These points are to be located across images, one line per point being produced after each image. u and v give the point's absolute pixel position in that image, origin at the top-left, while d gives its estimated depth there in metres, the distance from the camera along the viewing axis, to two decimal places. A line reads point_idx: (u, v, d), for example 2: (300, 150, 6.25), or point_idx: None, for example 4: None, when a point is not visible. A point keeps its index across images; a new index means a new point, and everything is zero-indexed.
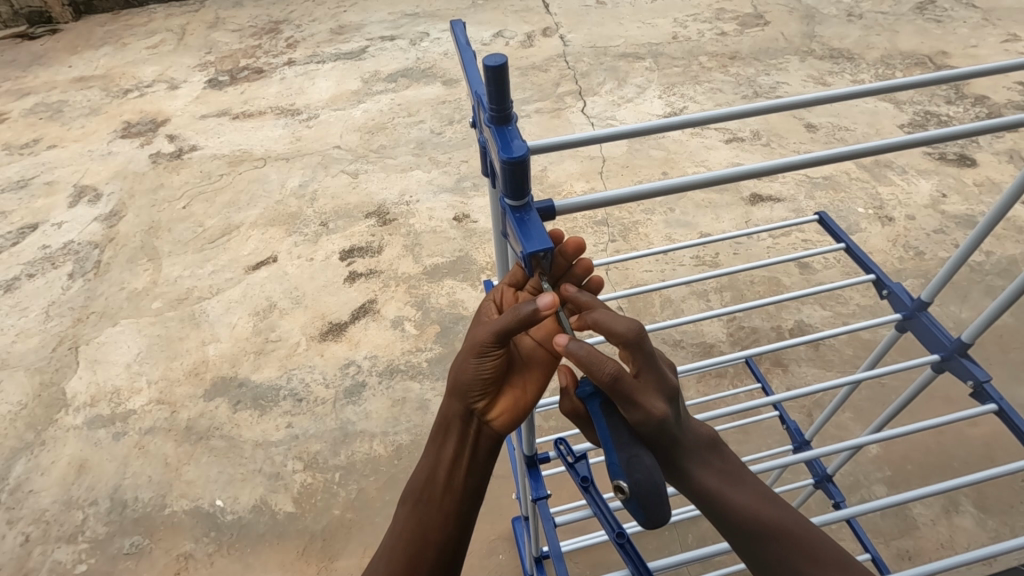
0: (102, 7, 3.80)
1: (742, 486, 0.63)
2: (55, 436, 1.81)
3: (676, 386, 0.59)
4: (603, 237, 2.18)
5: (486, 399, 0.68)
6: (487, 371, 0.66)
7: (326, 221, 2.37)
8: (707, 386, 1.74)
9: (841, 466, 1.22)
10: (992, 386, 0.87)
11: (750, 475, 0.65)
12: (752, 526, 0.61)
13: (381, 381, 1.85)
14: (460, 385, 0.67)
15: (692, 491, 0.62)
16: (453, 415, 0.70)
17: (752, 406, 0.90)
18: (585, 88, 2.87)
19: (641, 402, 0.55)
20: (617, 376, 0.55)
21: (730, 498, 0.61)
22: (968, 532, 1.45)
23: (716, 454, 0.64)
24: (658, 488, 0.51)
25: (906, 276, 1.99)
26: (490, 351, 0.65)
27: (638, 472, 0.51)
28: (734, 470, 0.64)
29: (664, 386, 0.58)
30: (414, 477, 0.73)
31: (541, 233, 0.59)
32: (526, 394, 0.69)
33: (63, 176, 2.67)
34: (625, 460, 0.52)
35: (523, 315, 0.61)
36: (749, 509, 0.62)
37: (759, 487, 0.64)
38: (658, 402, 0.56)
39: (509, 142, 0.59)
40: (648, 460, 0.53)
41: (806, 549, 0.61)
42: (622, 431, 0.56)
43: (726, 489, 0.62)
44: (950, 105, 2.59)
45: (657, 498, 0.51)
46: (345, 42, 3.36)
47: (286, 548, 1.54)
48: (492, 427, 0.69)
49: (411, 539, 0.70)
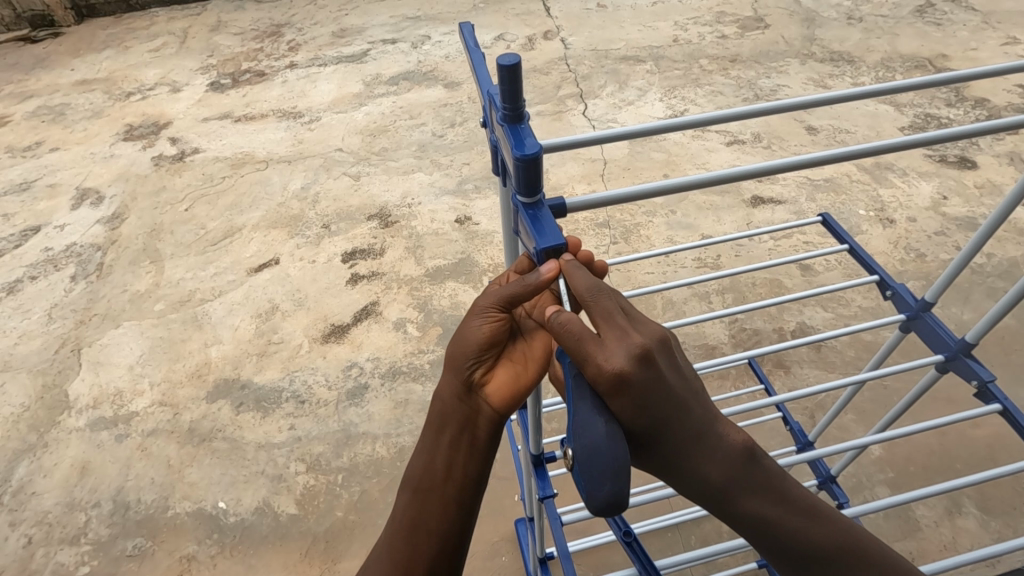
0: (104, 11, 3.82)
1: (785, 500, 0.58)
2: (58, 438, 1.81)
3: (646, 347, 0.52)
4: (604, 239, 2.19)
5: (483, 370, 0.69)
6: (484, 337, 0.66)
7: (327, 224, 2.37)
8: (709, 387, 1.74)
9: (844, 467, 1.22)
10: (996, 386, 0.87)
11: (793, 480, 0.59)
12: (794, 546, 0.58)
13: (383, 382, 1.86)
14: (458, 356, 0.68)
15: (730, 512, 0.57)
16: (450, 392, 0.69)
17: (756, 406, 0.89)
18: (586, 91, 2.88)
19: (595, 358, 0.52)
20: (568, 324, 0.53)
21: (769, 516, 0.57)
22: (970, 534, 1.45)
23: (754, 465, 0.57)
24: (601, 457, 0.46)
25: (907, 278, 1.99)
26: (491, 314, 0.66)
27: (584, 435, 0.48)
28: (779, 480, 0.58)
29: (629, 342, 0.52)
30: (412, 467, 0.73)
31: (554, 229, 0.61)
32: (526, 368, 0.71)
33: (65, 178, 2.68)
34: (576, 420, 0.49)
35: (527, 284, 0.61)
36: (789, 526, 0.57)
37: (802, 497, 0.59)
38: (618, 355, 0.51)
39: (522, 139, 0.60)
40: (602, 426, 0.48)
41: (848, 557, 0.59)
42: (585, 394, 0.51)
43: (770, 510, 0.57)
44: (950, 108, 2.60)
45: (603, 465, 0.46)
46: (346, 45, 3.37)
47: (289, 549, 1.54)
48: (489, 402, 0.69)
49: (410, 529, 0.71)
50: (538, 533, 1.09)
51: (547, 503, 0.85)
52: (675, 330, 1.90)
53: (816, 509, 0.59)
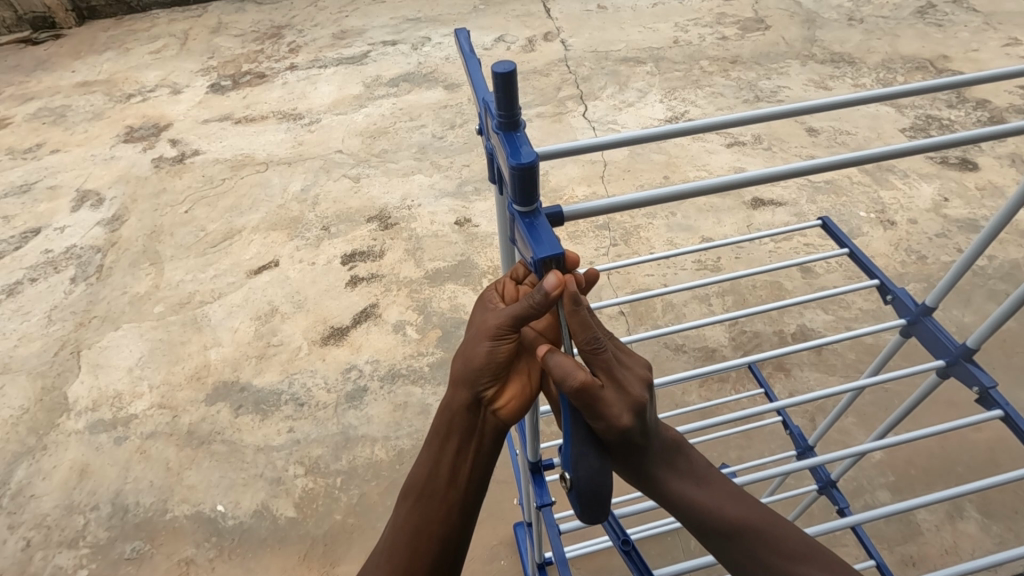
0: (105, 12, 3.83)
1: (711, 486, 0.62)
2: (56, 440, 1.81)
3: (641, 400, 0.57)
4: (604, 241, 2.18)
5: (495, 386, 0.67)
6: (498, 357, 0.65)
7: (327, 226, 2.37)
8: (709, 391, 1.73)
9: (845, 472, 1.21)
10: (997, 392, 0.86)
11: (721, 475, 0.64)
12: (721, 524, 0.60)
13: (382, 385, 1.85)
14: (469, 373, 0.66)
15: (661, 497, 0.61)
16: (459, 405, 0.69)
17: (755, 412, 0.87)
18: (586, 93, 2.88)
19: (604, 413, 0.54)
20: (585, 386, 0.54)
21: (696, 501, 0.60)
22: (972, 538, 1.44)
23: (681, 455, 0.62)
24: (596, 490, 0.55)
25: (909, 280, 1.98)
26: (505, 335, 0.64)
27: (583, 473, 0.55)
28: (703, 471, 0.63)
29: (630, 399, 0.56)
30: (415, 473, 0.72)
31: (552, 238, 0.59)
32: (530, 380, 0.69)
33: (65, 180, 2.68)
34: (574, 456, 0.55)
35: (532, 302, 0.59)
36: (716, 509, 0.60)
37: (730, 487, 0.63)
38: (623, 414, 0.55)
39: (518, 147, 0.59)
40: (598, 463, 0.55)
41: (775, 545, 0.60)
42: (582, 429, 0.56)
43: (693, 492, 0.60)
44: (951, 109, 2.60)
45: (593, 496, 0.55)
46: (346, 47, 3.37)
47: (287, 553, 1.53)
48: (499, 415, 0.69)
49: (413, 534, 0.70)
50: (535, 539, 1.08)
51: (546, 510, 0.86)
52: (676, 333, 1.89)
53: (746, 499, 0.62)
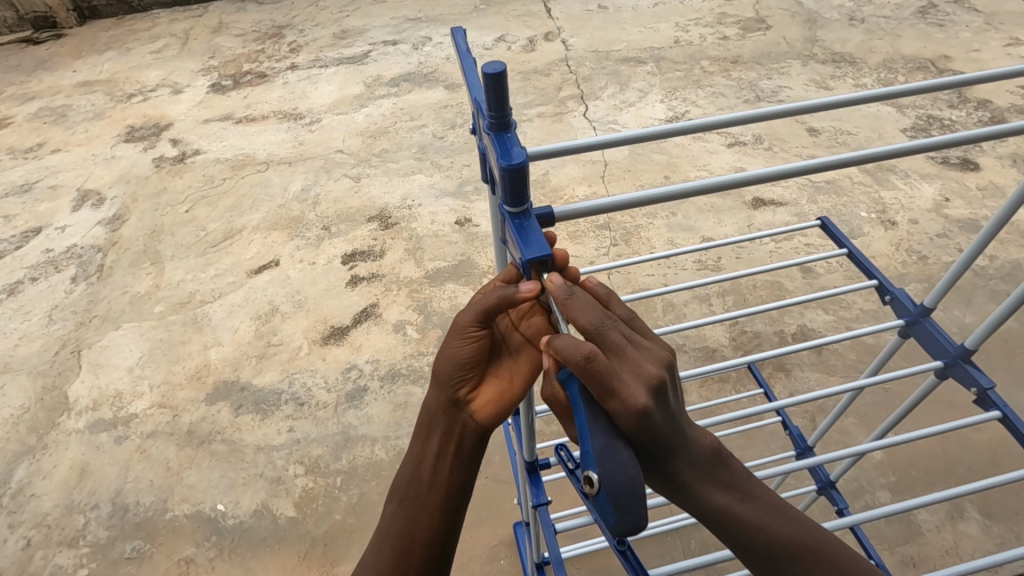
0: (107, 12, 3.83)
1: (753, 499, 0.60)
2: (56, 440, 1.81)
3: (660, 377, 0.52)
4: (604, 241, 2.18)
5: (468, 386, 0.68)
6: (470, 355, 0.66)
7: (328, 225, 2.37)
8: (710, 391, 1.73)
9: (845, 472, 1.20)
10: (996, 393, 0.86)
11: (762, 484, 0.62)
12: (767, 543, 0.59)
13: (382, 385, 1.85)
14: (443, 372, 0.67)
15: (703, 514, 0.58)
16: (436, 406, 0.69)
17: (754, 412, 0.87)
18: (587, 93, 2.88)
19: (615, 391, 0.50)
20: (592, 358, 0.49)
21: (739, 516, 0.58)
22: (972, 539, 1.44)
23: (722, 466, 0.59)
24: (630, 487, 0.46)
25: (910, 281, 1.98)
26: (470, 332, 0.65)
27: (612, 464, 0.46)
28: (746, 483, 0.60)
29: (646, 375, 0.52)
30: (401, 474, 0.72)
31: (541, 240, 0.60)
32: (511, 385, 0.69)
33: (66, 180, 2.69)
34: (597, 449, 0.47)
35: (509, 297, 0.62)
36: (760, 525, 0.59)
37: (772, 500, 0.61)
38: (638, 391, 0.50)
39: (509, 148, 0.59)
40: (624, 454, 0.47)
41: (816, 559, 0.59)
42: (600, 420, 0.50)
43: (738, 507, 0.58)
44: (953, 109, 2.59)
45: (629, 495, 0.46)
46: (347, 47, 3.37)
47: (287, 553, 1.53)
48: (476, 418, 0.68)
49: (397, 537, 0.70)
50: (534, 538, 1.08)
51: (541, 510, 0.88)
52: (676, 334, 1.89)
53: (786, 512, 0.61)
